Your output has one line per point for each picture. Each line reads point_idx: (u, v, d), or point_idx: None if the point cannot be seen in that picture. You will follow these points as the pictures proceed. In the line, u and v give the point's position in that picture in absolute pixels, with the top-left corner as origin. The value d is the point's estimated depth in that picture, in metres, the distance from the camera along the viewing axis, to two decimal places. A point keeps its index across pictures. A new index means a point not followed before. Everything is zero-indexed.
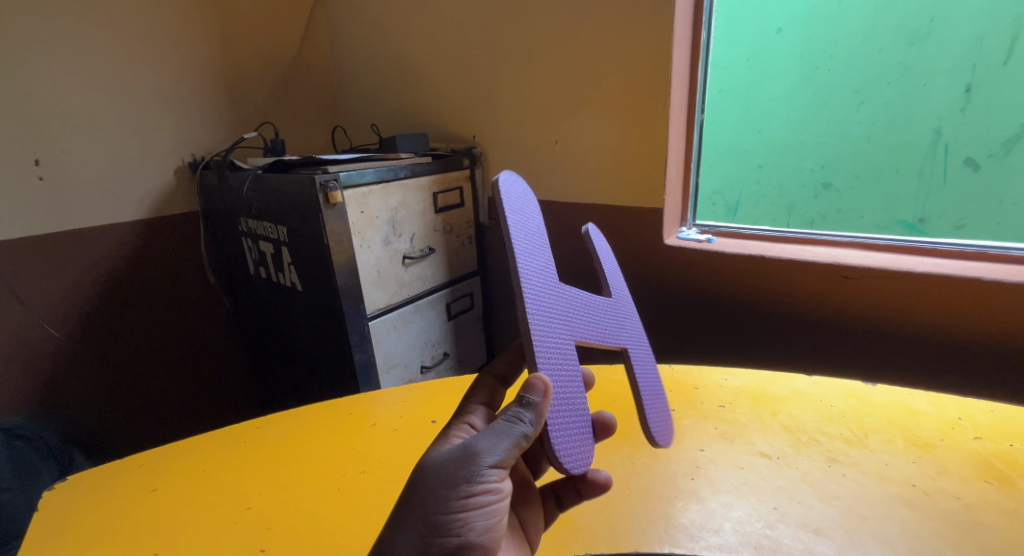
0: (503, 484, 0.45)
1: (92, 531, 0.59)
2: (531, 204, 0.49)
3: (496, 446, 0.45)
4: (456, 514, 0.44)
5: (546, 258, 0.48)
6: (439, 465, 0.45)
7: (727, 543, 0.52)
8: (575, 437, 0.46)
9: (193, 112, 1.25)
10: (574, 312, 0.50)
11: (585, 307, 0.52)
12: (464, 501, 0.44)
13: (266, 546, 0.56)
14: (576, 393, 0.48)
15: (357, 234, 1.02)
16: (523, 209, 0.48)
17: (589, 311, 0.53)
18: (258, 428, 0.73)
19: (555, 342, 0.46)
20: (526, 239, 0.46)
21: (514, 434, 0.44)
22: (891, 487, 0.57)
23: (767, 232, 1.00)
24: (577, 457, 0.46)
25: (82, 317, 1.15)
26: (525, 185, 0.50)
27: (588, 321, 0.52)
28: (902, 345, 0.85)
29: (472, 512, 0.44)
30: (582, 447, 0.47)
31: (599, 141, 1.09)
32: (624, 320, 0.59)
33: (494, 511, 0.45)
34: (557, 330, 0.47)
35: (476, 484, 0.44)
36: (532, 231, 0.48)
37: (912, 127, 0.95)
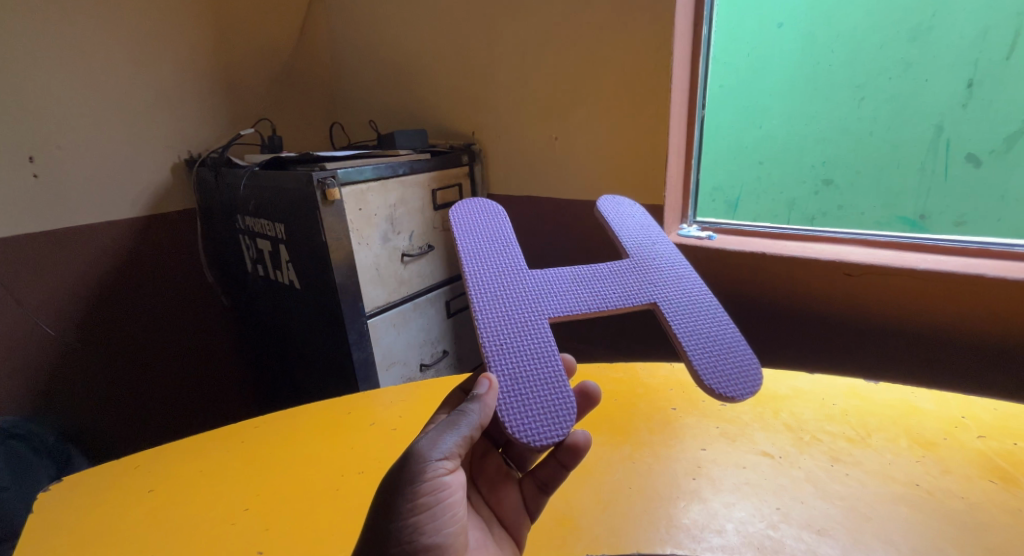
0: (452, 477, 0.49)
1: (84, 534, 0.58)
2: (488, 215, 0.62)
3: (441, 442, 0.48)
4: (408, 520, 0.46)
5: (505, 257, 0.58)
6: (393, 474, 0.47)
7: (729, 544, 0.51)
8: (543, 417, 0.48)
9: (190, 108, 1.24)
10: (547, 291, 0.56)
11: (567, 281, 0.58)
12: (414, 503, 0.46)
13: (262, 547, 0.55)
14: (552, 360, 0.51)
15: (355, 231, 1.01)
16: (478, 221, 0.61)
17: (573, 284, 0.58)
18: (254, 428, 0.73)
19: (522, 322, 0.53)
20: (484, 245, 0.59)
21: (463, 428, 0.48)
22: (896, 487, 0.56)
23: (767, 229, 1.00)
24: (551, 428, 0.47)
25: (77, 314, 1.14)
26: (484, 203, 0.63)
27: (566, 292, 0.57)
28: (904, 343, 0.84)
29: (423, 515, 0.47)
30: (553, 423, 0.47)
31: (600, 138, 1.07)
32: (643, 276, 0.60)
33: (444, 512, 0.48)
34: (522, 309, 0.54)
35: (431, 486, 0.47)
36: (491, 233, 0.60)
37: (914, 122, 0.99)
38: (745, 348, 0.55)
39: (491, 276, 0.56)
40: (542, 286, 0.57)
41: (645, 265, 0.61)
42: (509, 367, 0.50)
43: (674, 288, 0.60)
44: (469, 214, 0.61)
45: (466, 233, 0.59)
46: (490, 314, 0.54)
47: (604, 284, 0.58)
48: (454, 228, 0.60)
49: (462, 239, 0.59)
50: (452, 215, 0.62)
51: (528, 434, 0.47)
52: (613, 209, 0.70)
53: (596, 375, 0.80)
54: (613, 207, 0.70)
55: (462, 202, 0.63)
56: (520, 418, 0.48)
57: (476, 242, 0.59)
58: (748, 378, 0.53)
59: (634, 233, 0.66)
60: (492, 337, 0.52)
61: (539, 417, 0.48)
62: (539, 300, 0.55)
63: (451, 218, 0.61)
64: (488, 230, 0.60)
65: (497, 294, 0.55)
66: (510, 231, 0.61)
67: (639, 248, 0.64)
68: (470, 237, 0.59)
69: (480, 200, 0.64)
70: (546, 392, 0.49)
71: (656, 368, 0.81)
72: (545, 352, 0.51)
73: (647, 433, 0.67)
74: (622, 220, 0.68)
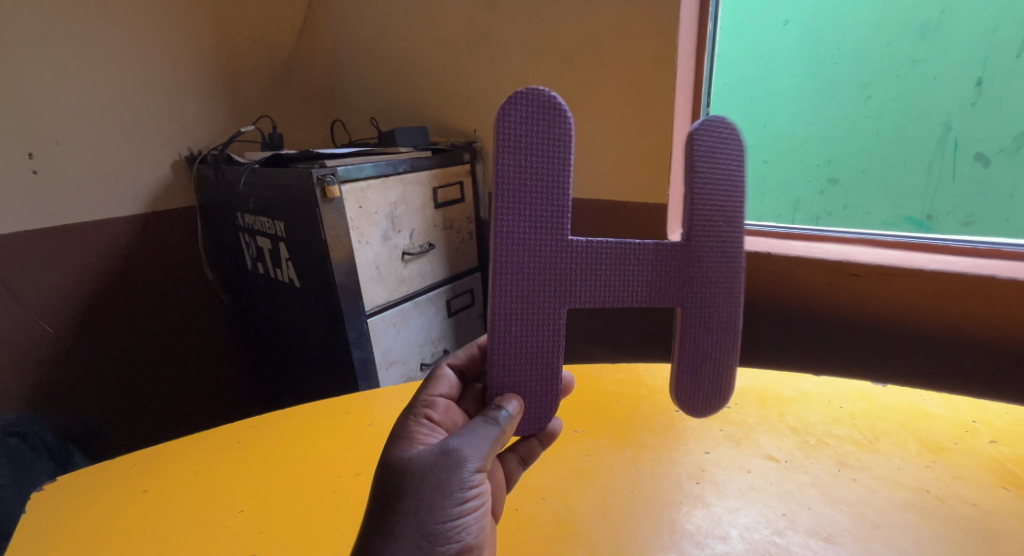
0: (484, 479, 0.49)
1: (76, 535, 0.57)
2: (547, 132, 0.46)
3: (478, 449, 0.47)
4: (450, 526, 0.45)
5: (543, 216, 0.48)
6: (429, 476, 0.45)
7: (733, 551, 0.50)
8: (531, 412, 0.53)
9: (190, 105, 1.23)
10: (573, 277, 0.50)
11: (600, 264, 0.50)
12: (456, 508, 0.45)
13: (258, 550, 0.54)
14: (553, 353, 0.52)
15: (355, 229, 1.00)
16: (529, 140, 0.46)
17: (605, 269, 0.50)
18: (253, 427, 0.72)
19: (534, 313, 0.50)
20: (524, 188, 0.47)
21: (499, 438, 0.48)
22: (906, 493, 0.55)
23: (773, 228, 0.98)
24: (531, 422, 0.53)
25: (76, 311, 1.13)
26: (552, 105, 0.46)
27: (593, 281, 0.50)
28: (912, 345, 0.83)
29: (464, 519, 0.46)
30: (535, 419, 0.54)
31: (604, 136, 1.06)
32: (688, 266, 0.51)
33: (480, 511, 0.48)
34: (541, 297, 0.50)
35: (467, 492, 0.46)
36: (541, 167, 0.47)
37: (920, 122, 0.99)
38: (733, 362, 0.53)
39: (521, 239, 0.48)
40: (574, 262, 0.50)
41: (699, 250, 0.50)
42: (509, 362, 0.51)
43: (713, 289, 0.51)
44: (520, 122, 0.46)
45: (511, 158, 0.46)
46: (507, 298, 0.49)
47: (640, 273, 0.51)
48: (497, 149, 0.46)
49: (501, 171, 0.46)
50: (501, 118, 0.46)
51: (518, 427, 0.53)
52: (723, 143, 0.47)
53: (598, 375, 0.79)
54: (723, 133, 0.48)
55: (527, 91, 0.45)
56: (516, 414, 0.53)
57: (518, 177, 0.47)
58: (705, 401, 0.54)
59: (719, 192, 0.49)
60: (500, 327, 0.50)
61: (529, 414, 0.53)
62: (563, 284, 0.50)
63: (498, 126, 0.46)
64: (538, 159, 0.47)
65: (523, 268, 0.49)
66: (563, 165, 0.47)
67: (708, 220, 0.49)
68: (514, 167, 0.46)
69: (547, 92, 0.46)
70: (540, 389, 0.53)
71: (659, 369, 0.80)
72: (550, 347, 0.52)
73: (650, 436, 0.66)
74: (726, 163, 0.48)
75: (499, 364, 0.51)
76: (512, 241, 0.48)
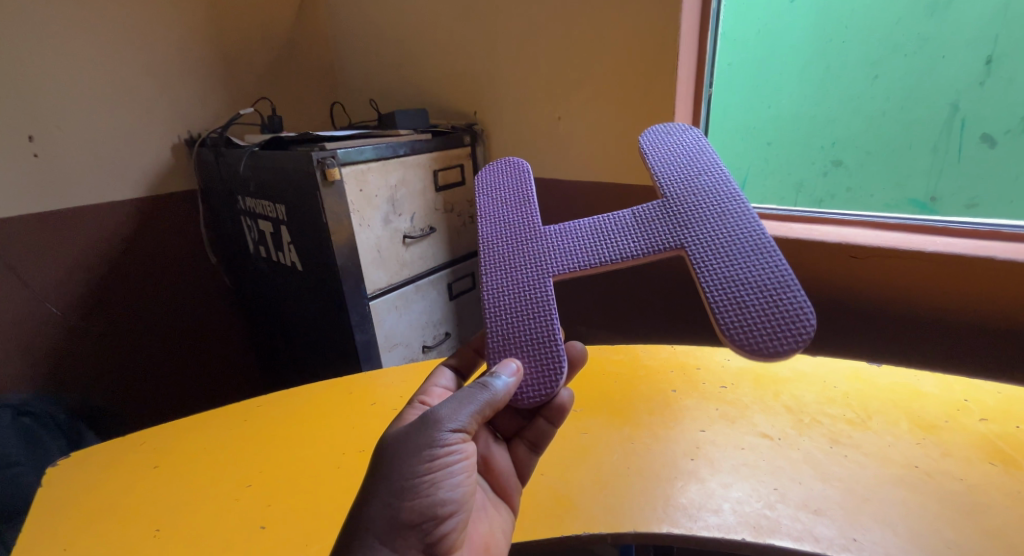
0: (466, 443, 0.49)
1: (90, 508, 0.58)
2: (516, 175, 0.65)
3: (460, 412, 0.49)
4: (422, 481, 0.47)
5: (522, 220, 0.61)
6: (404, 435, 0.48)
7: (725, 523, 0.51)
8: (535, 377, 0.53)
9: (189, 88, 1.23)
10: (558, 250, 0.58)
11: (584, 235, 0.58)
12: (429, 464, 0.47)
13: (266, 523, 0.55)
14: (548, 319, 0.54)
15: (356, 212, 1.00)
16: (503, 182, 0.65)
17: (590, 238, 0.58)
18: (257, 406, 0.73)
19: (521, 282, 0.57)
20: (506, 210, 0.62)
21: (479, 399, 0.49)
22: (895, 469, 0.56)
23: (773, 211, 0.99)
24: (536, 388, 0.52)
25: (81, 293, 1.14)
26: (515, 163, 0.67)
27: (580, 248, 0.57)
28: (907, 326, 0.83)
29: (438, 478, 0.47)
30: (542, 382, 0.52)
31: (605, 118, 1.06)
32: (674, 217, 0.57)
33: (459, 473, 0.48)
34: (526, 270, 0.57)
35: (445, 449, 0.48)
36: (514, 197, 0.63)
37: (929, 101, 0.99)
38: (800, 298, 0.49)
39: (502, 241, 0.60)
40: (555, 243, 0.58)
41: (679, 203, 0.57)
42: (504, 328, 0.55)
43: (709, 227, 0.55)
44: (491, 180, 0.66)
45: (487, 195, 0.64)
46: (496, 276, 0.58)
47: (626, 233, 0.57)
48: (477, 191, 0.65)
49: (484, 203, 0.64)
50: (478, 177, 0.67)
51: (522, 395, 0.52)
52: (658, 142, 0.63)
53: (597, 356, 0.80)
54: (658, 138, 0.64)
55: (492, 164, 0.68)
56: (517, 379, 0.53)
57: (496, 209, 0.63)
58: (797, 321, 0.48)
59: (676, 165, 0.60)
60: (490, 299, 0.56)
61: (531, 379, 0.53)
62: (547, 258, 0.58)
63: (477, 182, 0.66)
64: (511, 193, 0.64)
65: (506, 259, 0.59)
66: (530, 192, 0.63)
67: (677, 184, 0.59)
68: (491, 203, 0.63)
69: (511, 160, 0.68)
70: (540, 355, 0.53)
71: (658, 350, 0.81)
72: (543, 316, 0.55)
73: (647, 415, 0.67)
74: (666, 154, 0.62)
75: (493, 331, 0.55)
76: (497, 240, 0.60)
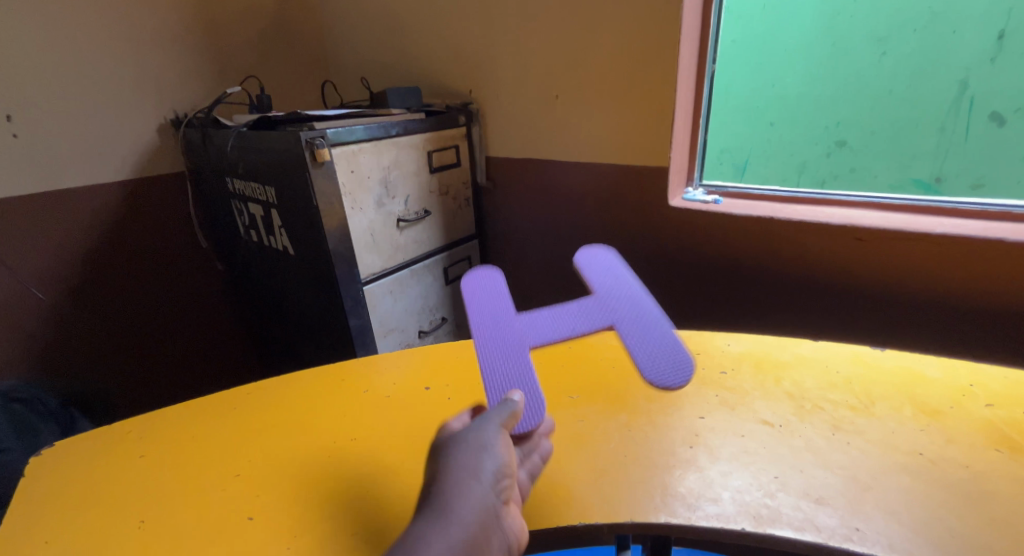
0: (504, 448, 0.49)
1: (73, 499, 0.56)
2: (500, 286, 0.68)
3: (490, 423, 0.50)
4: (461, 475, 0.46)
5: (508, 326, 0.64)
6: (442, 448, 0.49)
7: (724, 512, 0.50)
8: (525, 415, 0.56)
9: (175, 66, 1.19)
10: (538, 345, 0.62)
11: (554, 335, 0.64)
12: (466, 461, 0.46)
13: (252, 514, 0.53)
14: (538, 390, 0.58)
15: (348, 195, 0.98)
16: (487, 292, 0.67)
17: (559, 335, 0.64)
18: (246, 395, 0.71)
19: (514, 373, 0.60)
20: (496, 322, 0.64)
21: (504, 410, 0.51)
22: (898, 456, 0.55)
23: (776, 192, 0.96)
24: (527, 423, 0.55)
25: (68, 278, 1.12)
26: (494, 271, 0.70)
27: (554, 344, 0.63)
28: (911, 310, 0.82)
29: (476, 473, 0.46)
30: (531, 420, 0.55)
31: (604, 97, 1.03)
32: (617, 316, 0.65)
33: (500, 474, 0.47)
34: (515, 363, 0.61)
35: (477, 450, 0.47)
36: (486, 288, 0.68)
37: (938, 79, 0.96)
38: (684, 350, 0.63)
39: (493, 344, 0.62)
40: (534, 345, 0.63)
41: (620, 305, 0.67)
42: (502, 400, 0.57)
43: (647, 323, 0.65)
44: (477, 290, 0.68)
45: (475, 304, 0.67)
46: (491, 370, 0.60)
47: (586, 331, 0.64)
48: (465, 295, 0.67)
49: (473, 307, 0.66)
50: (461, 283, 0.69)
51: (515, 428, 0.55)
52: (597, 258, 0.72)
53: (595, 341, 0.79)
54: (597, 256, 0.72)
55: (472, 271, 0.70)
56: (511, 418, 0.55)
57: (484, 315, 0.65)
58: (681, 359, 0.62)
59: (613, 282, 0.69)
60: (489, 386, 0.59)
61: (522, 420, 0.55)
62: (519, 348, 0.62)
63: (462, 286, 0.68)
64: (495, 302, 0.66)
65: (496, 354, 0.62)
66: (499, 282, 0.69)
67: (618, 297, 0.68)
68: (478, 311, 0.66)
69: (489, 268, 0.70)
70: (530, 405, 0.56)
71: None
72: (533, 390, 0.58)
73: (645, 401, 0.65)
74: (605, 272, 0.71)
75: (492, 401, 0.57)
76: (489, 341, 0.62)
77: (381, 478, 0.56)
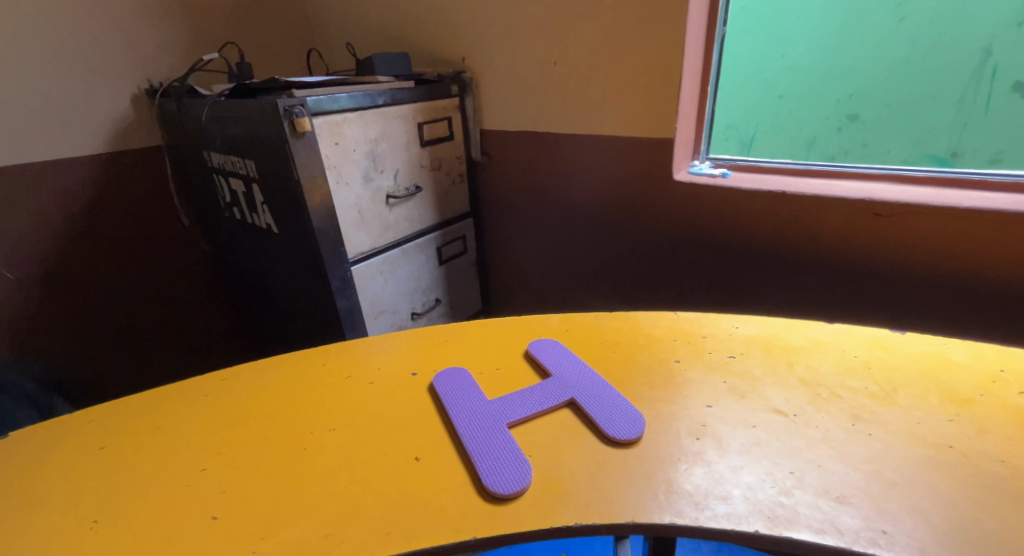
0: None
1: (26, 494, 0.52)
2: (472, 380, 0.63)
3: None
4: None
5: (480, 398, 0.60)
6: None
7: (735, 512, 0.45)
8: (507, 470, 0.50)
9: (149, 31, 1.12)
10: (510, 408, 0.58)
11: (524, 396, 0.60)
12: None
13: (219, 511, 0.48)
14: (518, 449, 0.53)
15: (332, 168, 0.92)
16: (460, 383, 0.62)
17: (529, 396, 0.59)
18: (221, 380, 0.66)
19: (488, 432, 0.55)
20: (467, 398, 0.60)
21: None
22: (925, 449, 0.50)
23: (788, 164, 0.91)
24: (509, 478, 0.49)
25: (43, 257, 1.07)
26: (464, 370, 0.65)
27: (526, 403, 0.58)
28: (933, 290, 0.77)
29: None
30: (515, 473, 0.50)
31: (606, 62, 0.96)
32: (583, 380, 0.61)
33: None
34: (489, 424, 0.56)
35: None
36: (457, 382, 0.63)
37: (960, 46, 0.89)
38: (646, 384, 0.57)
39: (464, 412, 0.57)
40: (505, 404, 0.58)
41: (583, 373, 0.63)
42: (480, 452, 0.52)
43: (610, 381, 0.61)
44: (448, 377, 0.64)
45: (446, 386, 0.62)
46: (466, 428, 0.55)
47: (557, 390, 0.60)
48: (436, 389, 0.62)
49: (445, 393, 0.61)
50: (432, 380, 0.64)
51: (495, 481, 0.49)
52: (560, 349, 0.68)
53: (594, 324, 0.74)
54: (557, 348, 0.68)
55: (440, 371, 0.65)
56: (492, 472, 0.50)
57: (454, 396, 0.60)
58: None
59: (576, 361, 0.65)
60: (465, 443, 0.54)
61: (504, 473, 0.50)
62: (490, 410, 0.58)
63: (432, 385, 0.63)
64: (467, 387, 0.62)
65: (467, 417, 0.57)
66: (469, 378, 0.64)
67: (582, 369, 0.64)
68: (450, 390, 0.61)
69: (458, 367, 0.66)
70: (511, 464, 0.51)
71: (660, 317, 0.74)
72: (511, 447, 0.53)
73: (648, 389, 0.60)
74: (570, 356, 0.67)
75: (468, 461, 0.52)
76: (461, 409, 0.58)
77: (361, 471, 0.52)
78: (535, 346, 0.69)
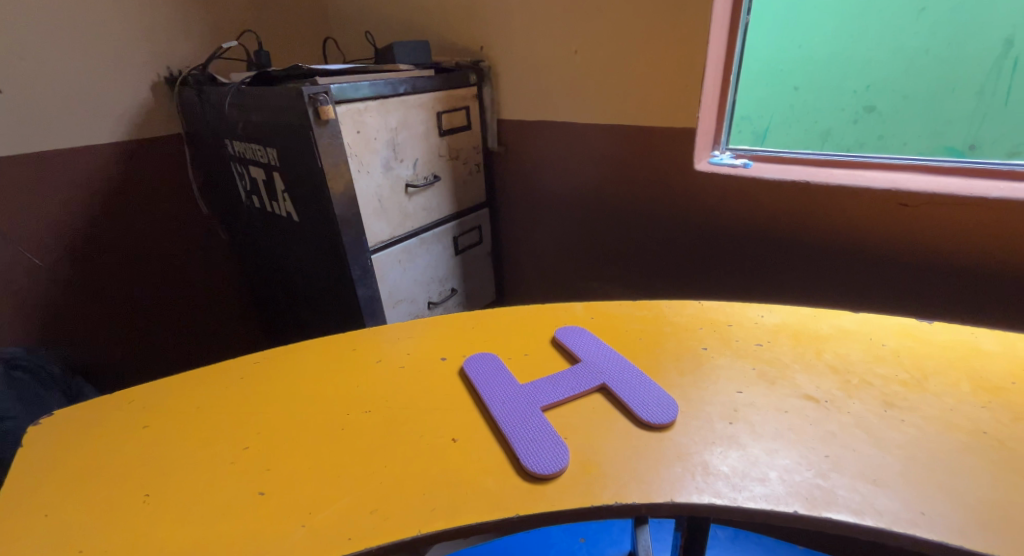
0: None
1: (70, 472, 0.52)
2: (502, 365, 0.64)
3: None
4: None
5: (511, 382, 0.60)
6: None
7: (774, 494, 0.46)
8: (544, 451, 0.51)
9: (169, 18, 1.12)
10: (542, 391, 0.58)
11: (556, 381, 0.60)
12: None
13: (265, 488, 0.49)
14: (553, 431, 0.53)
15: (354, 156, 0.92)
16: (490, 367, 0.63)
17: (561, 381, 0.60)
18: (252, 364, 0.67)
19: (522, 415, 0.55)
20: (499, 382, 0.60)
21: None
22: (960, 435, 0.50)
23: (810, 155, 0.91)
24: (547, 459, 0.50)
25: (65, 242, 1.07)
26: (493, 356, 0.66)
27: (558, 388, 0.59)
28: (956, 281, 0.77)
29: None
30: (553, 455, 0.50)
31: (629, 51, 0.96)
32: (612, 366, 0.62)
33: None
34: (523, 407, 0.56)
35: None
36: (487, 367, 0.63)
37: (980, 36, 0.86)
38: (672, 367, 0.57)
39: (497, 395, 0.58)
40: (537, 389, 0.59)
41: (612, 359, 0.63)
42: (516, 434, 0.53)
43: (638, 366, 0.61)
44: (479, 362, 0.64)
45: (476, 370, 0.63)
46: (500, 411, 0.56)
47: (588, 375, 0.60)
48: (467, 373, 0.63)
49: (476, 376, 0.61)
50: (462, 366, 0.64)
51: (534, 462, 0.49)
52: (585, 335, 0.69)
53: (618, 312, 0.74)
54: (583, 335, 0.69)
55: (469, 356, 0.66)
56: (530, 453, 0.50)
57: (487, 380, 0.61)
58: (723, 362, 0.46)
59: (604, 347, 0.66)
60: (499, 425, 0.54)
61: (542, 454, 0.50)
62: (523, 393, 0.58)
63: (462, 370, 0.64)
64: (498, 371, 0.62)
65: (501, 400, 0.57)
66: (499, 363, 0.64)
67: (611, 354, 0.64)
68: (481, 374, 0.62)
69: (487, 353, 0.66)
70: (549, 445, 0.51)
71: (684, 306, 0.75)
72: (547, 429, 0.53)
73: (676, 375, 0.61)
74: (596, 342, 0.67)
75: (506, 442, 0.53)
76: (493, 393, 0.58)
77: (401, 451, 0.52)
78: (563, 332, 0.69)
